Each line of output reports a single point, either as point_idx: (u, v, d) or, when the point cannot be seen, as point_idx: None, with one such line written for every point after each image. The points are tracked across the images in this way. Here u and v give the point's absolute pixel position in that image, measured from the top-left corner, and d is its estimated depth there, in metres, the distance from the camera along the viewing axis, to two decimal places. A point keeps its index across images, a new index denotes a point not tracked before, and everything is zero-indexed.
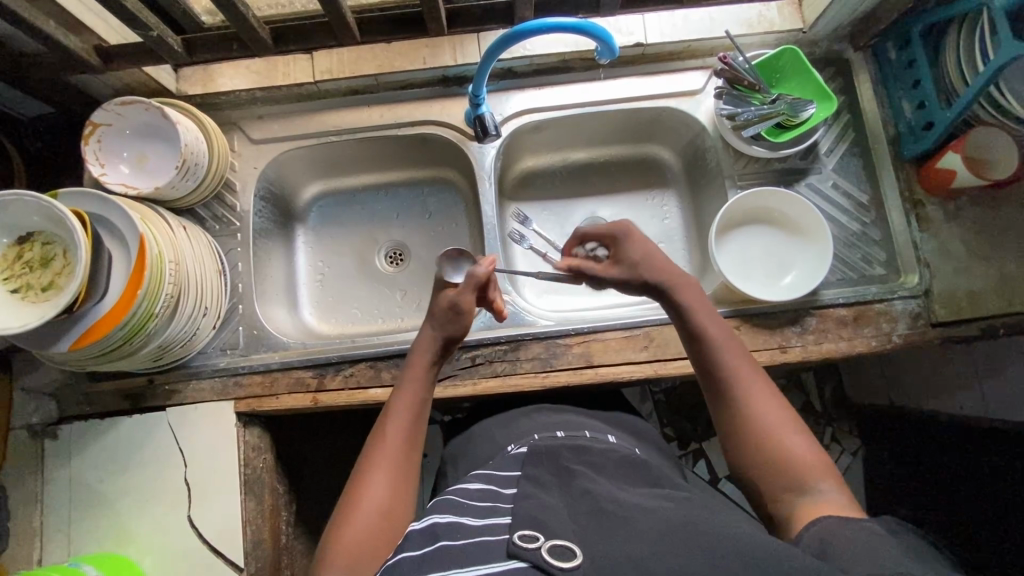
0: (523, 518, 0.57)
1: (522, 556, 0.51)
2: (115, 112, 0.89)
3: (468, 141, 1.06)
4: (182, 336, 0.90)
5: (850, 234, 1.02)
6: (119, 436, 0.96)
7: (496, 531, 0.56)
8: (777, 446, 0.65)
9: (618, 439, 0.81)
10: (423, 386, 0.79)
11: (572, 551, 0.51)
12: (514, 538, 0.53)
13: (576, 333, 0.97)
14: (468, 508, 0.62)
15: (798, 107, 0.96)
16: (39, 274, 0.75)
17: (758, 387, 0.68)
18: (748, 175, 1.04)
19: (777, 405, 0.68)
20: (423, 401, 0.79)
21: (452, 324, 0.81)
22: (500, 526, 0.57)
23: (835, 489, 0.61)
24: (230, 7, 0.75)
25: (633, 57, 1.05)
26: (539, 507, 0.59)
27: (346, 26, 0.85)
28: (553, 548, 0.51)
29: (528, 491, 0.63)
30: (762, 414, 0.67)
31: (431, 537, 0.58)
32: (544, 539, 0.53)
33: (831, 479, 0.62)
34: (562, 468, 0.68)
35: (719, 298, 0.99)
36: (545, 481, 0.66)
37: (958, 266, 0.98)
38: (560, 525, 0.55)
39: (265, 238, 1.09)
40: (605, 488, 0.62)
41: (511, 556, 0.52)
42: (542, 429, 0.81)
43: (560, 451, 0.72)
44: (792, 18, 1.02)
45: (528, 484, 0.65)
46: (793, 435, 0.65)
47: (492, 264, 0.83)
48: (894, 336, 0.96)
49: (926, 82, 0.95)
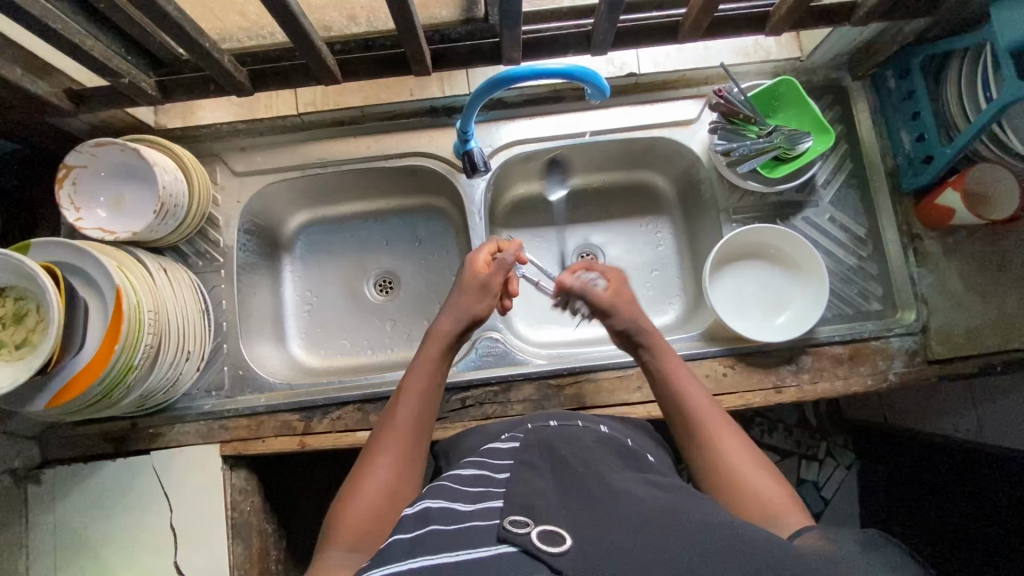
0: (514, 504, 0.55)
1: (512, 541, 0.49)
2: (89, 154, 0.86)
3: (457, 172, 1.03)
4: (165, 383, 0.88)
5: (846, 269, 1.00)
6: (103, 479, 0.94)
7: (486, 517, 0.54)
8: (737, 477, 0.65)
9: (609, 430, 0.80)
10: (437, 372, 0.79)
11: (562, 535, 0.48)
12: (505, 523, 0.51)
13: (568, 373, 0.96)
14: (461, 494, 0.60)
15: (795, 139, 0.94)
16: (12, 330, 0.73)
17: (719, 422, 0.71)
18: (744, 208, 1.01)
19: (742, 443, 0.69)
20: (434, 385, 0.77)
21: (482, 298, 0.83)
22: (491, 511, 0.55)
23: (797, 523, 0.59)
24: (204, 54, 0.73)
25: (626, 86, 1.02)
26: (532, 492, 0.57)
27: (326, 68, 0.82)
28: (543, 532, 0.49)
29: (522, 475, 0.62)
30: (729, 451, 0.68)
31: (422, 521, 0.55)
32: (534, 525, 0.51)
33: (794, 512, 0.60)
34: (555, 455, 0.67)
35: (713, 336, 0.98)
36: (540, 468, 0.64)
37: (956, 302, 0.96)
38: (552, 510, 0.53)
39: (250, 272, 1.06)
40: (600, 474, 0.61)
41: (500, 541, 0.49)
42: (537, 420, 0.82)
43: (553, 443, 0.71)
44: (789, 47, 1.00)
45: (524, 470, 0.63)
46: (758, 471, 0.66)
47: (519, 251, 0.87)
48: (890, 375, 0.95)
49: (926, 115, 0.92)
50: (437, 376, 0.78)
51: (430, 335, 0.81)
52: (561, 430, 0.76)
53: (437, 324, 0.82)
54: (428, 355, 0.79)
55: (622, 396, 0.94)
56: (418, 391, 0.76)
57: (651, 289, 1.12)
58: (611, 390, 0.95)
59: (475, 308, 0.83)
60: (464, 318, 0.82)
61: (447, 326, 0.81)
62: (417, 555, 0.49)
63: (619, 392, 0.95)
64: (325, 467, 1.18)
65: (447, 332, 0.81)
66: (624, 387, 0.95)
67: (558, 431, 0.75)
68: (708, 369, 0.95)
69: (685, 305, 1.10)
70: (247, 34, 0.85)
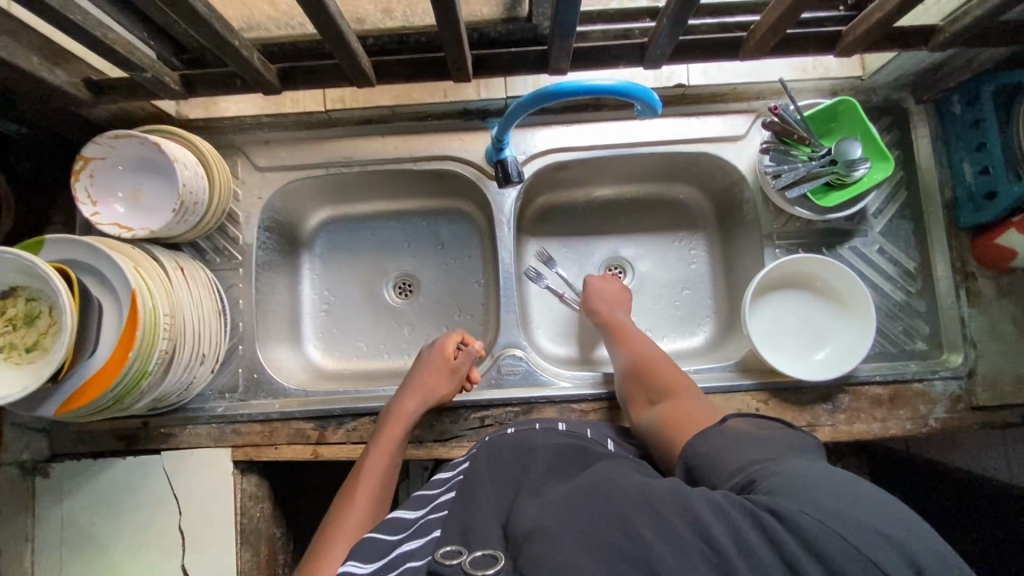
0: (452, 529, 0.56)
1: (443, 573, 0.51)
2: (108, 145, 0.82)
3: (488, 180, 0.98)
4: (178, 386, 0.85)
5: (893, 304, 0.95)
6: (112, 478, 0.92)
7: (421, 554, 0.55)
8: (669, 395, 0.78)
9: (568, 426, 0.80)
10: (394, 456, 0.82)
11: (493, 558, 0.50)
12: (437, 556, 0.53)
13: (594, 398, 0.92)
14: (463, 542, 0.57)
15: (852, 165, 0.88)
16: (22, 333, 0.70)
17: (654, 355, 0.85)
18: (788, 234, 0.96)
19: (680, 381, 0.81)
20: (389, 468, 0.80)
21: (446, 381, 0.88)
22: (428, 543, 0.56)
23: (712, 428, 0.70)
24: (232, 51, 0.68)
25: (673, 98, 0.97)
26: (467, 510, 0.58)
27: (360, 70, 0.77)
28: (474, 559, 0.51)
29: (463, 496, 0.60)
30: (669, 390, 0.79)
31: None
32: (466, 553, 0.52)
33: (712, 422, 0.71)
34: (494, 464, 0.64)
35: (747, 367, 0.94)
36: (480, 481, 0.62)
37: (1006, 347, 0.91)
38: (486, 529, 0.54)
39: (268, 270, 1.02)
40: (537, 482, 0.58)
41: (430, 575, 0.51)
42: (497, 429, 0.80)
43: (502, 449, 0.67)
44: (851, 64, 0.94)
45: (465, 488, 0.61)
46: (691, 402, 0.76)
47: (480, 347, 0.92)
48: (930, 420, 0.90)
49: (994, 148, 0.86)
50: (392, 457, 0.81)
51: (390, 418, 0.85)
52: (515, 433, 0.72)
53: (397, 406, 0.86)
54: (385, 437, 0.83)
55: None
56: (373, 476, 0.78)
57: (681, 309, 1.07)
58: None
59: (438, 389, 0.87)
60: (428, 401, 0.87)
61: (407, 409, 0.85)
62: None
63: None
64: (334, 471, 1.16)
65: (408, 414, 0.85)
66: None
67: (509, 436, 0.71)
68: (741, 403, 0.91)
69: (717, 328, 1.06)
70: (276, 23, 0.80)
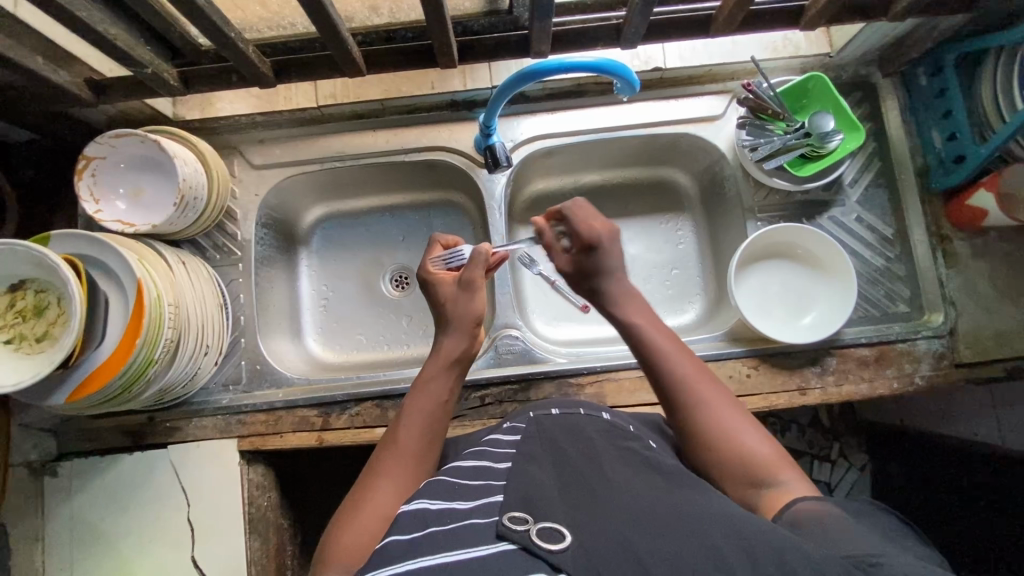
0: (516, 499, 0.54)
1: (510, 538, 0.48)
2: (109, 144, 0.86)
3: (478, 168, 1.02)
4: (183, 377, 0.87)
5: (873, 270, 0.98)
6: (121, 472, 0.93)
7: (486, 514, 0.53)
8: (738, 445, 0.63)
9: (612, 415, 0.76)
10: (438, 395, 0.76)
11: (562, 533, 0.48)
12: (504, 520, 0.50)
13: (589, 372, 0.95)
14: (462, 491, 0.58)
15: (825, 138, 0.92)
16: (32, 323, 0.73)
17: (711, 389, 0.68)
18: (769, 207, 1.00)
19: (727, 398, 0.68)
20: (435, 409, 0.74)
21: (469, 299, 0.80)
22: (493, 506, 0.54)
23: (795, 480, 0.60)
24: (227, 43, 0.72)
25: (651, 82, 1.01)
26: (533, 485, 0.56)
27: (351, 59, 0.80)
28: (543, 530, 0.48)
29: (523, 468, 0.60)
30: (722, 415, 0.66)
31: (423, 522, 0.53)
32: (534, 522, 0.50)
33: (787, 468, 0.61)
34: (557, 447, 0.66)
35: (736, 336, 0.96)
36: (539, 459, 0.63)
37: (984, 305, 0.94)
38: (553, 506, 0.52)
39: (267, 265, 1.05)
40: (602, 465, 0.60)
41: (500, 538, 0.48)
42: (539, 406, 0.78)
43: (556, 432, 0.69)
44: (819, 42, 0.99)
45: (523, 462, 0.62)
46: (752, 433, 0.64)
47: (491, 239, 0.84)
48: (916, 378, 0.93)
49: (960, 114, 0.90)
50: (442, 398, 0.76)
51: (432, 357, 0.79)
52: (562, 418, 0.73)
53: (439, 345, 0.79)
54: (426, 379, 0.77)
55: (644, 396, 0.93)
56: (416, 420, 0.73)
57: (671, 287, 1.10)
58: (632, 390, 0.94)
59: (468, 311, 0.79)
60: (467, 338, 0.79)
61: (449, 346, 0.79)
62: (412, 559, 0.47)
63: (640, 393, 0.94)
64: (335, 464, 1.18)
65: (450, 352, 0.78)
66: (645, 387, 0.94)
67: (558, 418, 0.73)
68: (731, 370, 0.94)
69: (707, 304, 1.08)
70: (268, 24, 0.85)
